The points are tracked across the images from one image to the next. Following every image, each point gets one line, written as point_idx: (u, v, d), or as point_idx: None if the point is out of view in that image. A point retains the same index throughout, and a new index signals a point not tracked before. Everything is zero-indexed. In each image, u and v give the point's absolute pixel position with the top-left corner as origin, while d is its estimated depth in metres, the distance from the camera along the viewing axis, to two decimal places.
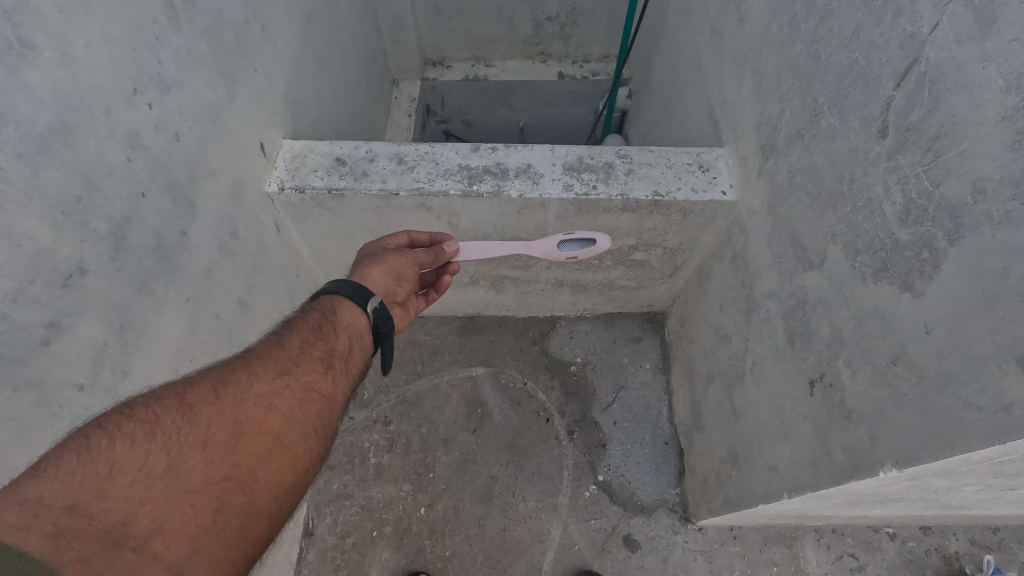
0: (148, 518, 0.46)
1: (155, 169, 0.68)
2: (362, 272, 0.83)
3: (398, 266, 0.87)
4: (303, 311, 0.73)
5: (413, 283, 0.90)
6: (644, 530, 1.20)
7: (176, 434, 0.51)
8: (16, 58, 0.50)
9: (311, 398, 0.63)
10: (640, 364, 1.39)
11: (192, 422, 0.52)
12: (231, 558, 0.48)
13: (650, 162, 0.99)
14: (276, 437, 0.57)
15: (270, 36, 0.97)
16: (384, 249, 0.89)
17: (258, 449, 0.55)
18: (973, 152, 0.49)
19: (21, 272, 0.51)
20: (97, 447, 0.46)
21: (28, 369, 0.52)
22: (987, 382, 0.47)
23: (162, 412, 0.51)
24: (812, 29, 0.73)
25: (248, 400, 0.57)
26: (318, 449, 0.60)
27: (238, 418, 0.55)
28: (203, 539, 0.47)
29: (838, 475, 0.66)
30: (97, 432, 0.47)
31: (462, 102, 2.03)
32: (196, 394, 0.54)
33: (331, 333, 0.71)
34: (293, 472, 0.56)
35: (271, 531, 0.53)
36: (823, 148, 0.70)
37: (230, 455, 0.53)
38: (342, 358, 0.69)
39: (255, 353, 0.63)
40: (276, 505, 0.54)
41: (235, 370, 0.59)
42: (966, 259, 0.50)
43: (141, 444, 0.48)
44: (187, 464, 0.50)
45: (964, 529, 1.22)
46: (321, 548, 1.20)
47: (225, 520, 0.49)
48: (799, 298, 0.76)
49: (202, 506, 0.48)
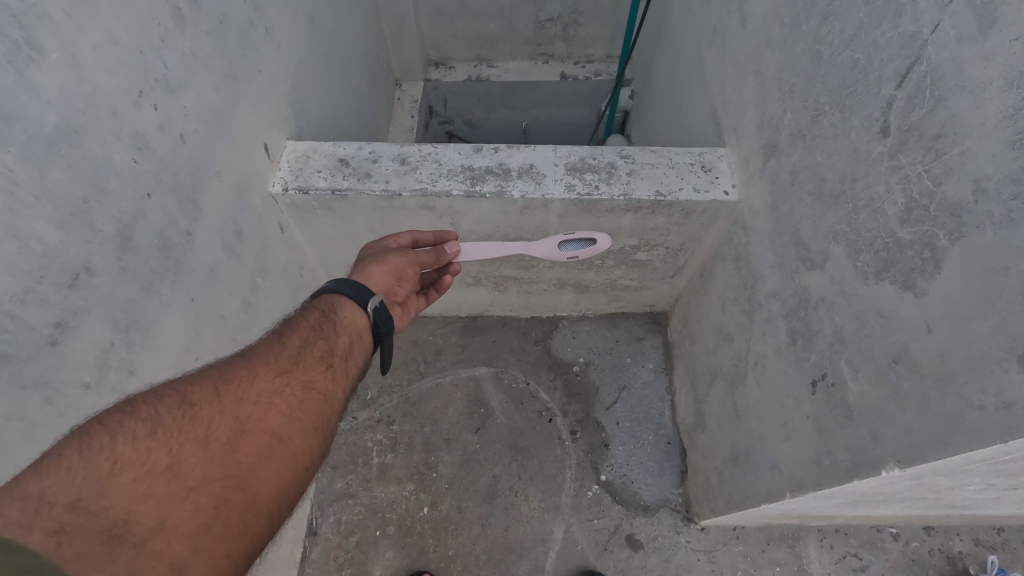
0: (150, 515, 0.46)
1: (161, 170, 0.68)
2: (363, 271, 0.83)
3: (398, 266, 0.87)
4: (304, 309, 0.73)
5: (413, 282, 0.91)
6: (646, 530, 1.20)
7: (178, 431, 0.51)
8: (24, 61, 0.51)
9: (311, 397, 0.63)
10: (643, 364, 1.40)
11: (194, 420, 0.53)
12: (231, 555, 0.48)
13: (652, 163, 0.99)
14: (276, 436, 0.57)
15: (274, 38, 0.98)
16: (386, 249, 0.89)
17: (258, 448, 0.55)
18: (974, 151, 0.49)
19: (29, 272, 0.52)
20: (100, 445, 0.46)
21: (36, 368, 0.52)
22: (989, 380, 0.47)
23: (163, 409, 0.52)
24: (813, 29, 0.73)
25: (248, 399, 0.58)
26: (317, 448, 0.61)
27: (238, 416, 0.56)
28: (203, 536, 0.47)
29: (840, 474, 0.66)
30: (99, 429, 0.47)
31: (465, 103, 2.05)
32: (197, 392, 0.55)
33: (331, 332, 0.72)
34: (292, 470, 0.57)
35: (271, 528, 0.53)
36: (825, 148, 0.71)
37: (231, 453, 0.53)
38: (342, 357, 0.70)
39: (255, 352, 0.64)
40: (275, 503, 0.54)
41: (235, 369, 0.60)
42: (968, 258, 0.50)
43: (143, 442, 0.48)
44: (189, 461, 0.50)
45: (968, 529, 1.21)
46: (324, 547, 1.20)
47: (226, 518, 0.49)
48: (801, 298, 0.76)
49: (203, 504, 0.49)
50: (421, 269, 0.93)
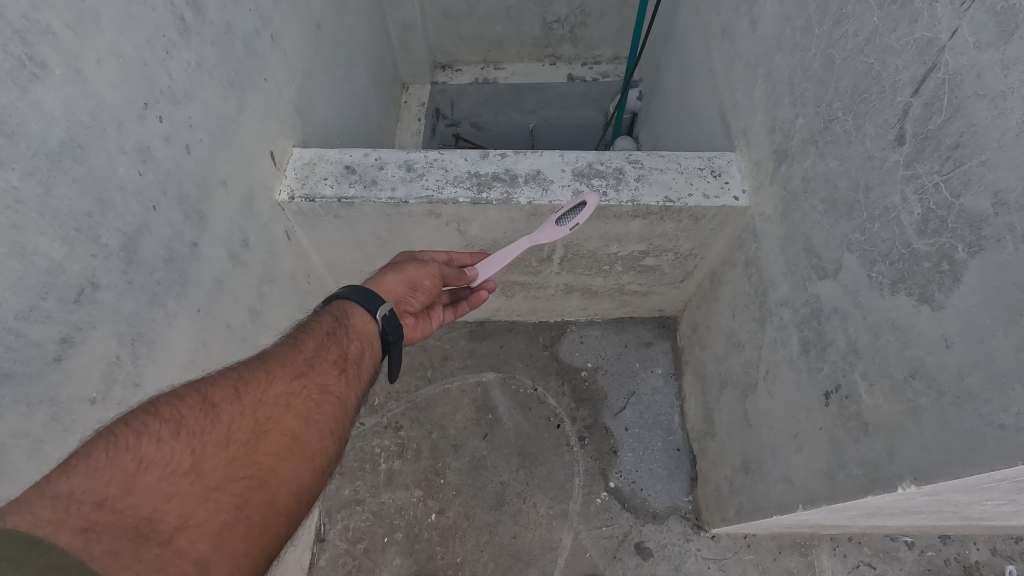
0: (175, 514, 0.45)
1: (166, 182, 0.68)
2: (375, 278, 0.84)
3: (414, 276, 0.87)
4: (316, 315, 0.74)
5: (431, 293, 0.90)
6: (656, 538, 1.19)
7: (200, 432, 0.51)
8: (28, 76, 0.51)
9: (326, 400, 0.63)
10: (651, 369, 1.38)
11: (215, 421, 0.53)
12: (252, 554, 0.47)
13: (660, 168, 0.98)
14: (295, 437, 0.57)
15: (280, 46, 0.98)
16: (410, 258, 0.90)
17: (278, 448, 0.55)
18: (995, 163, 0.48)
19: (33, 289, 0.52)
20: (125, 446, 0.47)
21: (41, 385, 0.52)
22: (1010, 400, 0.46)
23: (185, 410, 0.52)
24: (825, 34, 0.72)
25: (267, 401, 0.58)
26: (333, 450, 0.60)
27: (258, 417, 0.56)
28: (225, 534, 0.46)
29: (854, 488, 0.64)
30: (124, 430, 0.48)
31: (471, 106, 2.04)
32: (218, 393, 0.55)
33: (344, 338, 0.72)
34: (311, 471, 0.56)
35: (291, 529, 0.52)
36: (838, 154, 0.69)
37: (252, 453, 0.53)
38: (354, 362, 0.70)
39: (273, 355, 0.64)
40: (295, 503, 0.53)
41: (255, 371, 0.60)
42: (987, 273, 0.48)
43: (167, 442, 0.48)
44: (210, 463, 0.50)
45: (985, 538, 1.19)
46: (332, 553, 1.20)
47: (247, 517, 0.48)
48: (814, 307, 0.74)
49: (226, 503, 0.48)
50: (445, 282, 0.92)
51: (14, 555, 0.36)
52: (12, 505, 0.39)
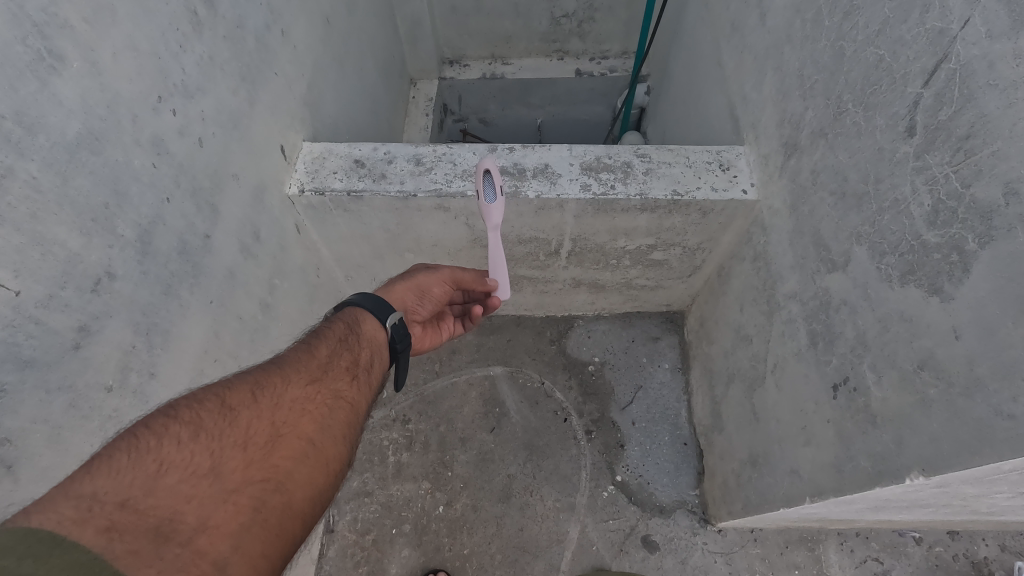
0: (194, 515, 0.46)
1: (180, 175, 0.69)
2: (386, 287, 0.85)
3: (423, 283, 0.89)
4: (327, 322, 0.74)
5: (438, 300, 0.92)
6: (663, 532, 1.19)
7: (219, 435, 0.52)
8: (47, 69, 0.52)
9: (340, 405, 0.64)
10: (659, 363, 1.39)
11: (232, 425, 0.53)
12: (268, 556, 0.48)
13: (669, 162, 0.98)
14: (310, 442, 0.58)
15: (291, 41, 0.99)
16: (420, 266, 0.92)
17: (294, 453, 0.56)
18: (1006, 153, 0.48)
19: (53, 278, 0.53)
20: (146, 447, 0.47)
21: (61, 371, 0.54)
22: (1020, 390, 0.46)
23: (205, 413, 0.53)
24: (835, 25, 0.71)
25: (283, 404, 0.59)
26: (346, 455, 0.61)
27: (274, 421, 0.57)
28: (244, 536, 0.47)
29: (862, 481, 0.64)
30: (145, 432, 0.48)
31: (479, 102, 2.05)
32: (235, 397, 0.56)
33: (355, 345, 0.73)
34: (325, 476, 0.57)
35: (305, 532, 0.53)
36: (847, 147, 0.69)
37: (269, 456, 0.54)
38: (365, 368, 0.71)
39: (287, 361, 0.65)
40: (310, 507, 0.54)
41: (270, 375, 0.61)
42: (997, 264, 0.48)
43: (187, 444, 0.49)
44: (229, 464, 0.51)
45: (995, 534, 1.18)
46: (342, 544, 1.21)
47: (264, 519, 0.49)
48: (822, 299, 0.74)
49: (244, 505, 0.49)
50: (456, 286, 0.93)
51: (37, 554, 0.36)
52: (38, 503, 0.40)
